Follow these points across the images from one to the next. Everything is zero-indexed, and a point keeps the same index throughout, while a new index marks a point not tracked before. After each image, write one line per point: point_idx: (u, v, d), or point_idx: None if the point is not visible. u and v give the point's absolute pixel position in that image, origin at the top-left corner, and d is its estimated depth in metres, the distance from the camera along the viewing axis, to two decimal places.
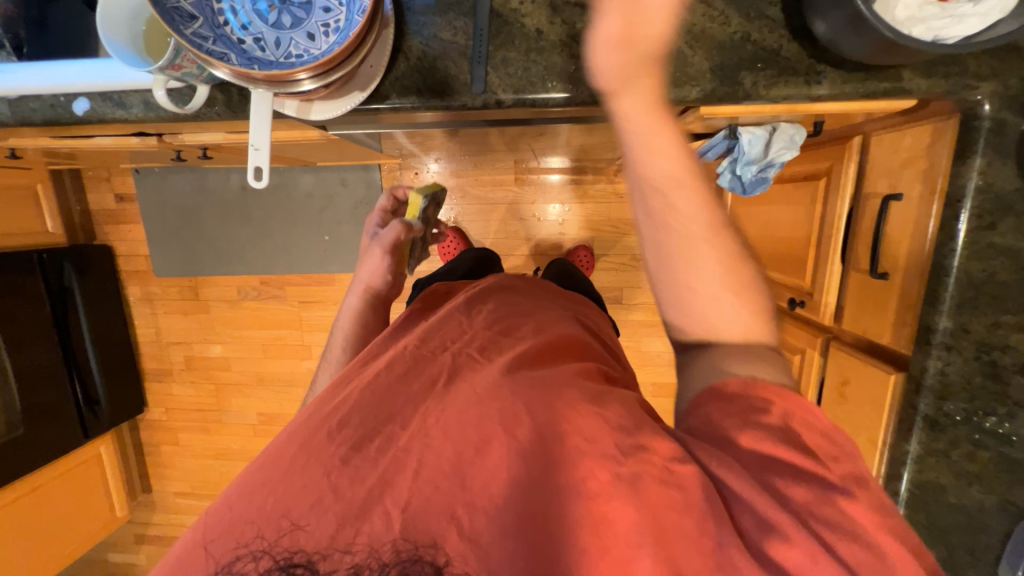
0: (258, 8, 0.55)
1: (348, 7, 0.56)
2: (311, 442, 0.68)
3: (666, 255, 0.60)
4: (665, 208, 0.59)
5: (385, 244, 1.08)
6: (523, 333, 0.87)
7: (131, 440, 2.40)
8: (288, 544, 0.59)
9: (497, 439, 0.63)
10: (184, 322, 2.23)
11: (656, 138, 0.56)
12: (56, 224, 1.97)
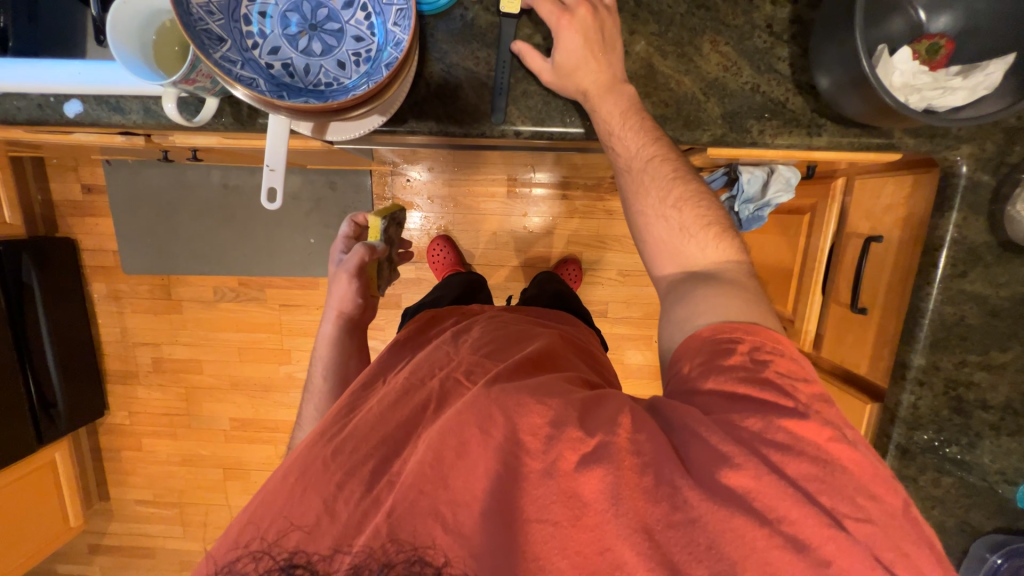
0: (287, 32, 0.55)
1: (381, 38, 0.56)
2: (304, 461, 0.69)
3: (644, 221, 0.72)
4: (636, 180, 0.71)
5: (350, 268, 1.08)
6: (508, 353, 0.89)
7: (89, 445, 2.26)
8: (287, 548, 0.61)
9: (482, 448, 0.64)
10: (153, 322, 2.13)
11: (623, 124, 0.67)
12: (14, 214, 1.84)
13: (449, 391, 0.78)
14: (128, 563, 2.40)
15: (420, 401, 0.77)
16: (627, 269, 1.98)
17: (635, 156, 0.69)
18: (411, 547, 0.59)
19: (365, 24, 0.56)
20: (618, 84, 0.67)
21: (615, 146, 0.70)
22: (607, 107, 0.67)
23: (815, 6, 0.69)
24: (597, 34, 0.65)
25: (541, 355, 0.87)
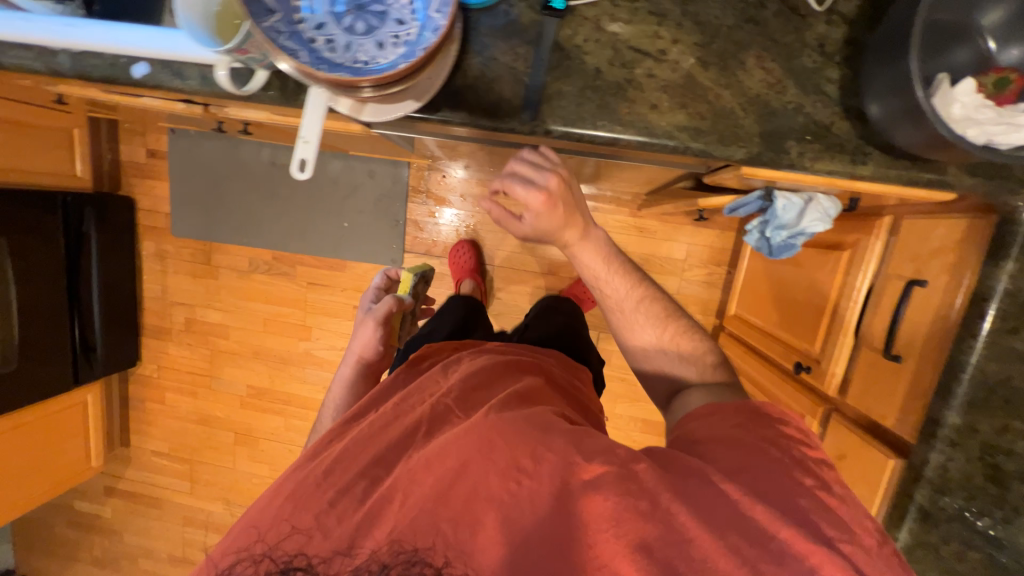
0: (335, 10, 0.57)
1: (421, 22, 0.57)
2: (296, 481, 0.69)
3: (619, 324, 0.93)
4: (614, 302, 0.91)
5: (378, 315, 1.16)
6: (506, 376, 0.88)
7: (118, 393, 2.40)
8: (280, 553, 0.62)
9: (487, 467, 0.64)
10: (191, 285, 2.25)
11: (602, 265, 0.86)
12: (85, 168, 2.01)
13: (439, 413, 0.78)
14: (137, 511, 2.52)
15: (411, 425, 0.76)
16: None
17: (617, 290, 0.89)
18: (411, 548, 0.60)
19: (409, 10, 0.58)
20: (591, 232, 0.82)
21: (602, 286, 0.89)
22: (587, 253, 0.83)
23: (874, 29, 0.66)
24: (564, 196, 0.71)
25: (536, 390, 0.85)
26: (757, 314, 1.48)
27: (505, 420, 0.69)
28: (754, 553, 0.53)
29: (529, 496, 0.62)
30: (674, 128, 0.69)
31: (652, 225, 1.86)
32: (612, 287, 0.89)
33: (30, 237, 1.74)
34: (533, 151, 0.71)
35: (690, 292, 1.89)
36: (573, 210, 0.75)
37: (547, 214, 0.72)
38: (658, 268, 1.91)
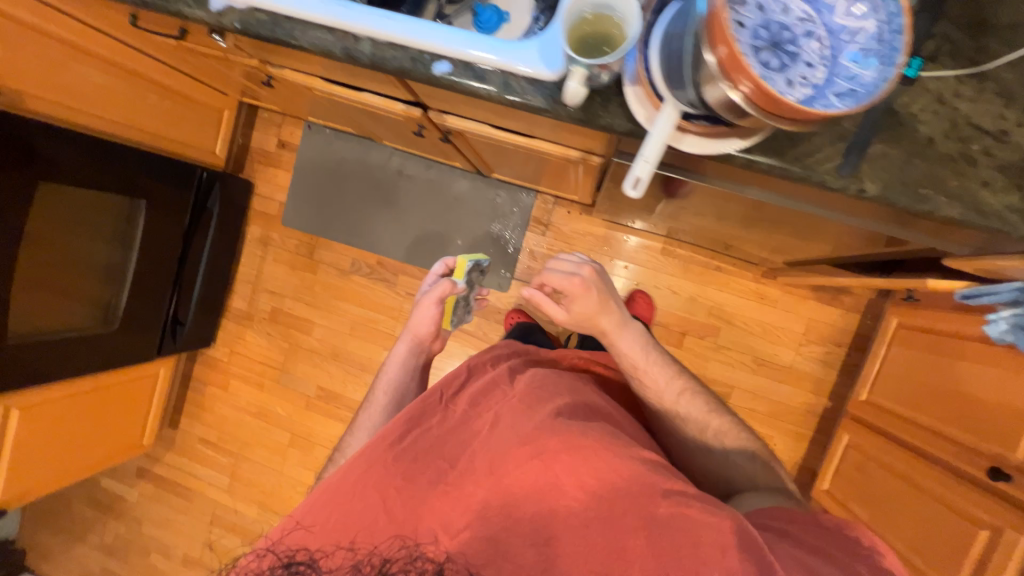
0: (755, 43, 0.55)
1: (831, 69, 0.57)
2: (370, 456, 0.77)
3: (648, 405, 1.02)
4: (651, 393, 1.00)
5: (432, 296, 1.15)
6: (581, 391, 0.87)
7: (184, 371, 2.34)
8: (326, 558, 0.71)
9: (527, 507, 0.72)
10: (287, 275, 2.24)
11: (638, 348, 1.00)
12: (222, 148, 2.06)
13: (506, 409, 0.81)
14: (169, 499, 2.38)
15: (473, 426, 0.81)
16: (764, 357, 1.84)
17: (625, 368, 1.00)
18: (410, 543, 0.72)
19: (819, 55, 0.57)
20: (627, 323, 1.00)
21: (637, 377, 1.00)
22: (626, 338, 0.99)
23: None
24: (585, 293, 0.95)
25: (592, 408, 0.84)
26: (904, 405, 1.40)
27: (545, 437, 0.74)
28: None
29: (568, 531, 0.70)
30: (1006, 207, 0.69)
31: (775, 293, 1.82)
32: (650, 386, 0.99)
33: (164, 204, 1.76)
34: (576, 261, 0.97)
35: (806, 369, 1.82)
36: (604, 298, 0.96)
37: (570, 302, 0.96)
38: (773, 338, 1.85)
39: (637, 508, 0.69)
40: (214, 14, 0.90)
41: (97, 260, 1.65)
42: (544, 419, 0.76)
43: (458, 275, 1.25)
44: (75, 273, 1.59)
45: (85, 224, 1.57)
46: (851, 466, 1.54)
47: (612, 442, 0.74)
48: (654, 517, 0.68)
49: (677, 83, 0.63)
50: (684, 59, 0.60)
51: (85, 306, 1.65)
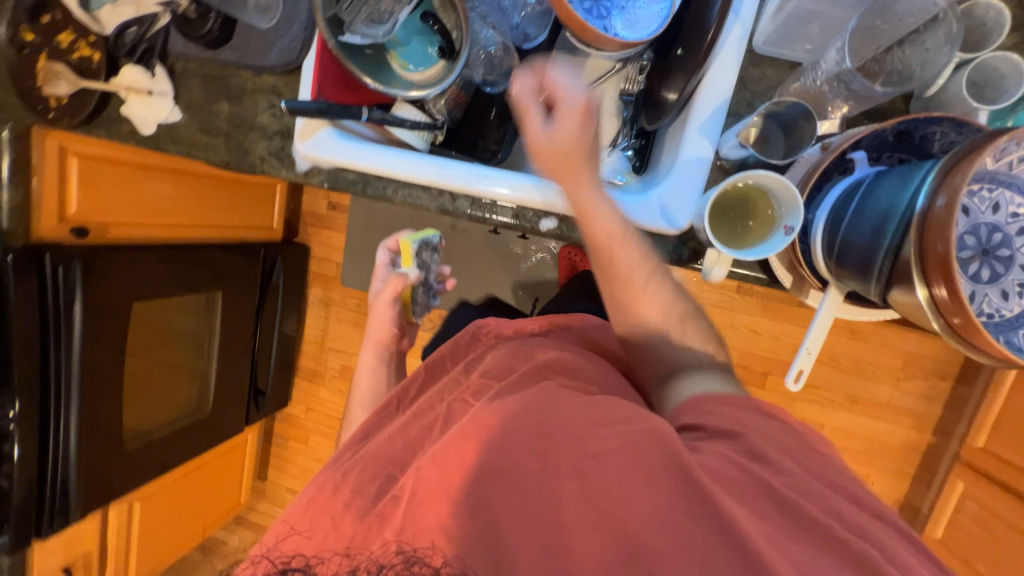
0: None
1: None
2: (319, 482, 0.66)
3: (613, 310, 0.75)
4: (651, 316, 0.72)
5: (387, 300, 1.02)
6: (533, 353, 0.76)
7: (267, 428, 2.46)
8: (307, 573, 0.57)
9: (468, 465, 0.54)
10: (352, 333, 2.28)
11: (606, 218, 0.68)
12: (279, 220, 2.04)
13: (457, 410, 0.69)
14: None
15: (428, 420, 0.69)
16: (857, 395, 1.74)
17: (630, 264, 0.70)
18: (409, 547, 0.53)
19: None
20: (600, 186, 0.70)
21: (583, 222, 0.69)
22: (591, 195, 0.68)
23: None
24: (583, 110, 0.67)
25: (564, 364, 0.73)
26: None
27: (500, 408, 0.59)
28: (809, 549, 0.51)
29: (512, 477, 0.53)
30: None
31: (867, 327, 1.70)
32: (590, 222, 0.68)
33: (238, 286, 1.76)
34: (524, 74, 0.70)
35: (906, 405, 1.70)
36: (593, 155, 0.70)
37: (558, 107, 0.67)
38: (867, 374, 1.72)
39: (566, 461, 0.53)
40: (302, 174, 0.87)
41: (184, 334, 1.66)
42: (495, 400, 0.63)
43: (406, 263, 1.07)
44: (173, 347, 1.63)
45: (173, 324, 1.60)
46: (965, 517, 1.47)
47: (548, 391, 0.62)
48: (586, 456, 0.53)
49: (859, 271, 0.53)
50: (878, 255, 0.50)
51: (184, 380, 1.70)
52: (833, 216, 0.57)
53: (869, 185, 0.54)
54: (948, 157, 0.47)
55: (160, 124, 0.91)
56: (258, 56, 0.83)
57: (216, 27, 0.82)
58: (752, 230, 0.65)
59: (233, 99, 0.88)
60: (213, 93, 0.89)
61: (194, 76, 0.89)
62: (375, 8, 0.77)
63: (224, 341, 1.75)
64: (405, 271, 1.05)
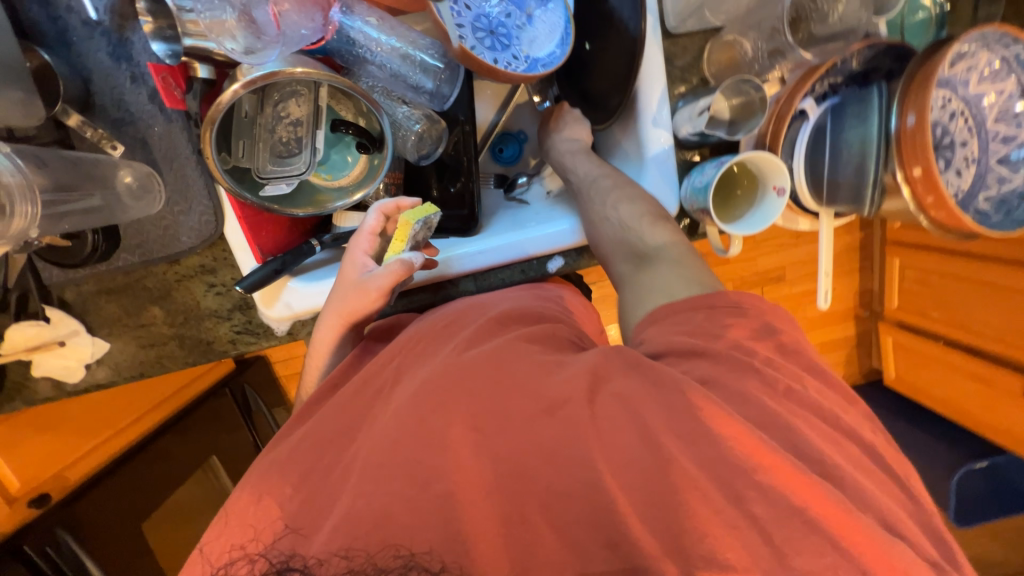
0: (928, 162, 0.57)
1: (982, 138, 0.59)
2: (257, 473, 0.54)
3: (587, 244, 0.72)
4: (608, 234, 0.68)
5: (384, 289, 0.64)
6: (486, 306, 0.67)
7: None
8: (282, 542, 0.46)
9: (424, 432, 0.46)
10: None
11: (590, 167, 0.72)
12: None
13: (410, 362, 0.61)
14: None
15: (377, 383, 0.60)
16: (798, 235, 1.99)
17: (596, 195, 0.70)
18: (408, 549, 0.42)
19: (964, 129, 0.59)
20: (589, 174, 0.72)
21: (567, 173, 0.75)
22: (570, 150, 0.75)
23: None
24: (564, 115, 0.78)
25: (523, 313, 0.64)
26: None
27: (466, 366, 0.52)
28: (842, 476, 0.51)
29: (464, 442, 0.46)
30: None
31: None
32: (580, 172, 0.73)
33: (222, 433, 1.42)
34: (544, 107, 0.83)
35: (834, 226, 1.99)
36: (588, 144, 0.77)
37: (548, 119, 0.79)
38: None
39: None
40: (286, 335, 0.80)
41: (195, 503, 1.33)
42: (464, 354, 0.54)
43: (398, 247, 0.68)
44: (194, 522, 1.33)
45: (199, 497, 1.33)
46: (912, 283, 1.73)
47: (510, 353, 0.53)
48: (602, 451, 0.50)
49: (853, 202, 0.60)
50: (867, 189, 0.58)
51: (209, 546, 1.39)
52: (812, 163, 0.63)
53: (833, 129, 0.60)
54: (897, 85, 0.54)
55: (87, 363, 0.77)
56: (166, 244, 0.71)
57: (100, 237, 0.68)
58: (741, 195, 0.69)
59: (160, 298, 0.76)
60: (132, 304, 0.76)
61: (96, 297, 0.75)
62: (274, 140, 0.68)
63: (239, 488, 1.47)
64: (402, 253, 0.66)
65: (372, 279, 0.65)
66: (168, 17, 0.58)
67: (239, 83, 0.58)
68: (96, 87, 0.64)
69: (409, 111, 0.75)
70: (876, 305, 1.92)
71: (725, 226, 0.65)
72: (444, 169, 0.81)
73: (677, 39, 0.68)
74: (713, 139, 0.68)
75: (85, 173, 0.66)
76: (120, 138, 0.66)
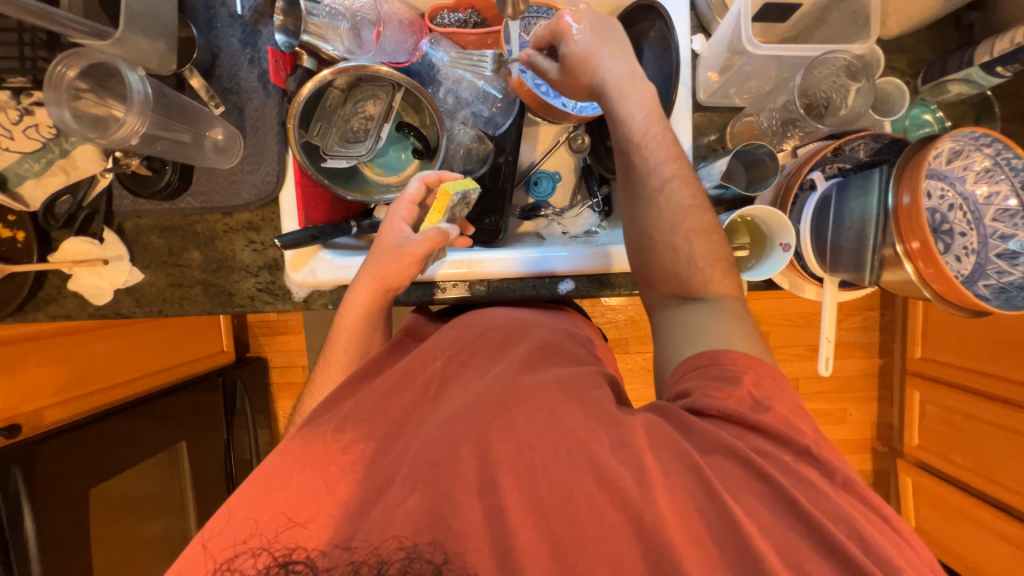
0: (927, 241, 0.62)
1: (981, 232, 0.63)
2: (302, 439, 0.58)
3: (635, 258, 0.71)
4: (671, 262, 0.67)
5: (419, 255, 0.69)
6: (524, 331, 0.73)
7: None
8: (285, 538, 0.51)
9: (441, 456, 0.54)
10: None
11: (646, 121, 0.68)
12: (229, 340, 1.64)
13: (455, 373, 0.67)
14: None
15: (421, 383, 0.65)
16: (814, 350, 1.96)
17: (661, 171, 0.68)
18: (410, 542, 0.50)
19: (964, 221, 0.64)
20: (629, 97, 0.68)
21: (634, 155, 0.68)
22: (632, 99, 0.67)
23: None
24: (603, 21, 0.70)
25: (556, 349, 0.70)
26: (956, 357, 1.50)
27: (512, 391, 0.59)
28: (830, 517, 0.50)
29: (516, 445, 0.54)
30: None
31: None
32: (650, 159, 0.67)
33: (204, 420, 1.41)
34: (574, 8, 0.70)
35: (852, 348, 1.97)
36: (636, 69, 0.69)
37: (591, 32, 0.69)
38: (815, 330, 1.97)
39: (580, 450, 0.54)
40: (302, 302, 0.84)
41: (148, 495, 1.27)
42: (514, 377, 0.62)
43: (434, 217, 0.73)
44: (143, 517, 1.26)
45: (153, 487, 1.28)
46: (934, 420, 1.62)
47: (543, 386, 0.59)
48: (605, 450, 0.53)
49: (854, 269, 0.63)
50: (867, 254, 0.61)
51: (149, 553, 1.29)
52: (817, 230, 0.67)
53: (836, 200, 0.64)
54: (894, 166, 0.59)
55: (118, 288, 0.83)
56: (227, 197, 0.80)
57: (175, 178, 0.77)
58: (749, 254, 0.74)
59: (203, 244, 0.83)
60: (178, 244, 0.83)
61: (150, 231, 0.82)
62: (346, 128, 0.79)
63: (200, 492, 1.40)
64: (439, 223, 0.72)
65: (408, 244, 0.70)
66: (296, 17, 0.71)
67: (330, 70, 0.71)
68: (220, 62, 0.78)
69: (464, 130, 0.87)
70: (896, 442, 1.82)
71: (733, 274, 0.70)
72: (483, 189, 0.90)
73: (706, 111, 0.78)
74: (730, 194, 0.74)
75: (186, 117, 0.75)
76: (223, 102, 0.78)
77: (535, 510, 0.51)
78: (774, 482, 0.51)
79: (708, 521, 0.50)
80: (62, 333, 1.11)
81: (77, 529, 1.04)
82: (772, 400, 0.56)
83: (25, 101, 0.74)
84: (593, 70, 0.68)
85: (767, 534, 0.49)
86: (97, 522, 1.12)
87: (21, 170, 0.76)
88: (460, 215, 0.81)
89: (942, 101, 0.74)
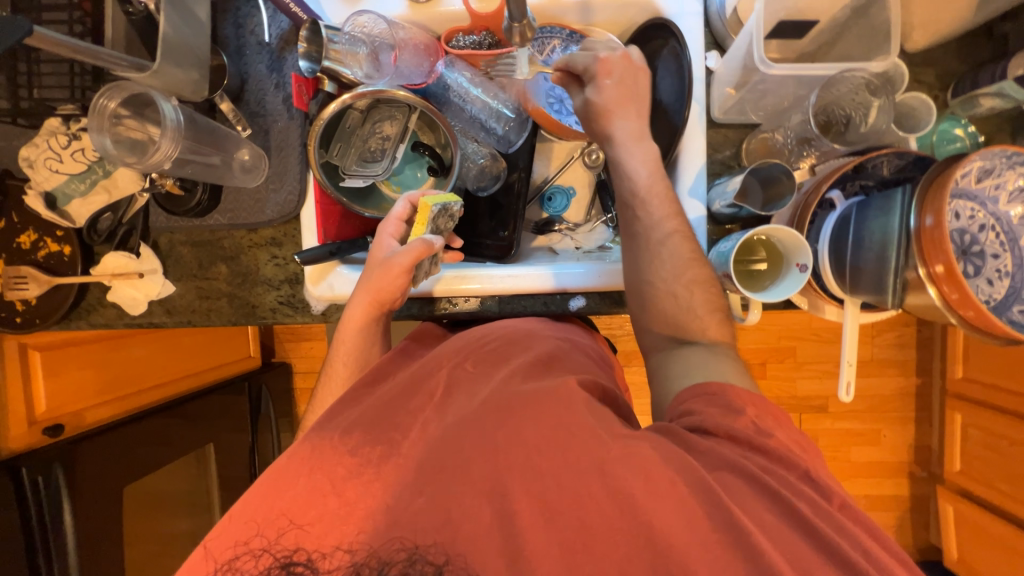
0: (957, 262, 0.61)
1: (1016, 254, 0.60)
2: (310, 442, 0.59)
3: (635, 303, 0.72)
4: (670, 308, 0.69)
5: (405, 266, 0.72)
6: (532, 341, 0.73)
7: None
8: (286, 540, 0.52)
9: (447, 464, 0.54)
10: None
11: (651, 176, 0.70)
12: (255, 346, 1.70)
13: (461, 379, 0.67)
14: None
15: (429, 387, 0.66)
16: None
17: (653, 214, 0.70)
18: (412, 544, 0.50)
19: (997, 242, 0.61)
20: (633, 147, 0.70)
21: (638, 209, 0.70)
22: (637, 156, 0.70)
23: None
24: (635, 77, 0.70)
25: (568, 359, 0.70)
26: (1000, 378, 1.40)
27: (520, 398, 0.59)
28: (844, 551, 0.47)
29: (528, 456, 0.54)
30: None
31: None
32: (651, 215, 0.70)
33: (231, 421, 1.47)
34: (614, 51, 0.70)
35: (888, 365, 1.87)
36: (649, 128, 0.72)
37: (617, 86, 0.70)
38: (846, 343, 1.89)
39: (590, 465, 0.53)
40: (320, 315, 0.87)
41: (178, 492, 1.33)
42: (517, 384, 0.61)
43: (419, 230, 0.75)
44: (173, 514, 1.31)
45: (181, 485, 1.33)
46: (976, 446, 1.51)
47: (548, 396, 0.58)
48: (609, 466, 0.52)
49: (876, 292, 0.61)
50: (888, 276, 0.59)
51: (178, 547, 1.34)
52: (835, 251, 0.66)
53: (856, 219, 0.63)
54: (914, 187, 0.57)
55: (152, 299, 0.88)
56: (252, 214, 0.84)
57: (205, 197, 0.82)
58: (766, 270, 0.73)
59: (230, 258, 0.87)
60: (207, 258, 0.87)
61: (182, 244, 0.87)
62: (364, 148, 0.83)
63: (224, 490, 1.45)
64: (424, 235, 0.74)
65: (395, 257, 0.72)
66: (318, 44, 0.72)
67: (350, 93, 0.74)
68: (248, 87, 0.83)
69: (477, 147, 0.90)
70: (936, 466, 1.72)
71: (750, 294, 0.68)
72: (497, 206, 0.91)
73: (719, 128, 0.78)
74: (744, 214, 0.71)
75: (215, 140, 0.79)
76: (250, 125, 0.83)
77: (539, 518, 0.51)
78: (781, 513, 0.50)
79: (711, 541, 0.48)
80: (100, 338, 1.18)
81: (107, 521, 1.09)
82: (779, 445, 0.55)
83: (74, 127, 0.81)
84: (606, 123, 0.71)
85: (770, 553, 0.47)
86: (137, 515, 1.20)
87: (69, 190, 0.83)
88: (447, 228, 0.83)
89: (974, 114, 0.71)
